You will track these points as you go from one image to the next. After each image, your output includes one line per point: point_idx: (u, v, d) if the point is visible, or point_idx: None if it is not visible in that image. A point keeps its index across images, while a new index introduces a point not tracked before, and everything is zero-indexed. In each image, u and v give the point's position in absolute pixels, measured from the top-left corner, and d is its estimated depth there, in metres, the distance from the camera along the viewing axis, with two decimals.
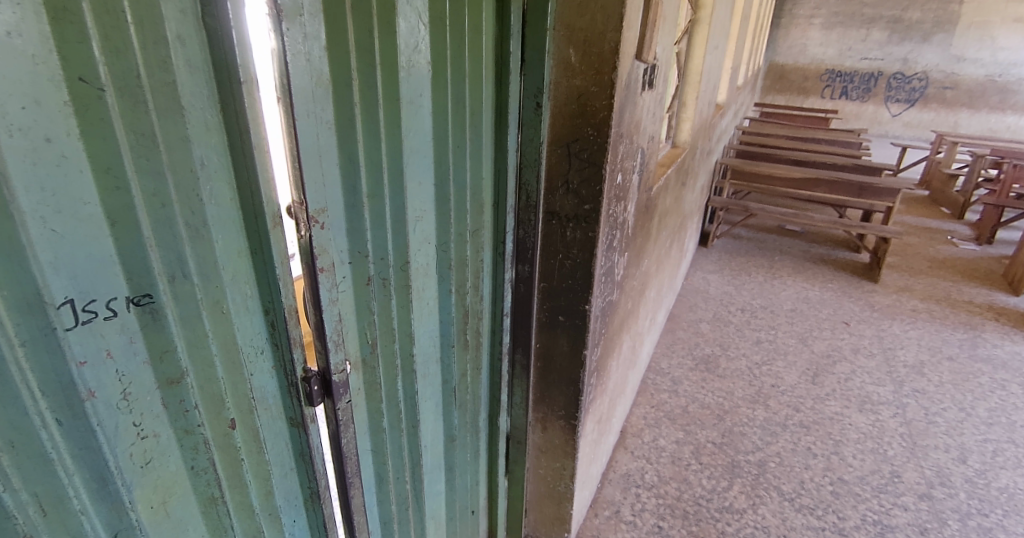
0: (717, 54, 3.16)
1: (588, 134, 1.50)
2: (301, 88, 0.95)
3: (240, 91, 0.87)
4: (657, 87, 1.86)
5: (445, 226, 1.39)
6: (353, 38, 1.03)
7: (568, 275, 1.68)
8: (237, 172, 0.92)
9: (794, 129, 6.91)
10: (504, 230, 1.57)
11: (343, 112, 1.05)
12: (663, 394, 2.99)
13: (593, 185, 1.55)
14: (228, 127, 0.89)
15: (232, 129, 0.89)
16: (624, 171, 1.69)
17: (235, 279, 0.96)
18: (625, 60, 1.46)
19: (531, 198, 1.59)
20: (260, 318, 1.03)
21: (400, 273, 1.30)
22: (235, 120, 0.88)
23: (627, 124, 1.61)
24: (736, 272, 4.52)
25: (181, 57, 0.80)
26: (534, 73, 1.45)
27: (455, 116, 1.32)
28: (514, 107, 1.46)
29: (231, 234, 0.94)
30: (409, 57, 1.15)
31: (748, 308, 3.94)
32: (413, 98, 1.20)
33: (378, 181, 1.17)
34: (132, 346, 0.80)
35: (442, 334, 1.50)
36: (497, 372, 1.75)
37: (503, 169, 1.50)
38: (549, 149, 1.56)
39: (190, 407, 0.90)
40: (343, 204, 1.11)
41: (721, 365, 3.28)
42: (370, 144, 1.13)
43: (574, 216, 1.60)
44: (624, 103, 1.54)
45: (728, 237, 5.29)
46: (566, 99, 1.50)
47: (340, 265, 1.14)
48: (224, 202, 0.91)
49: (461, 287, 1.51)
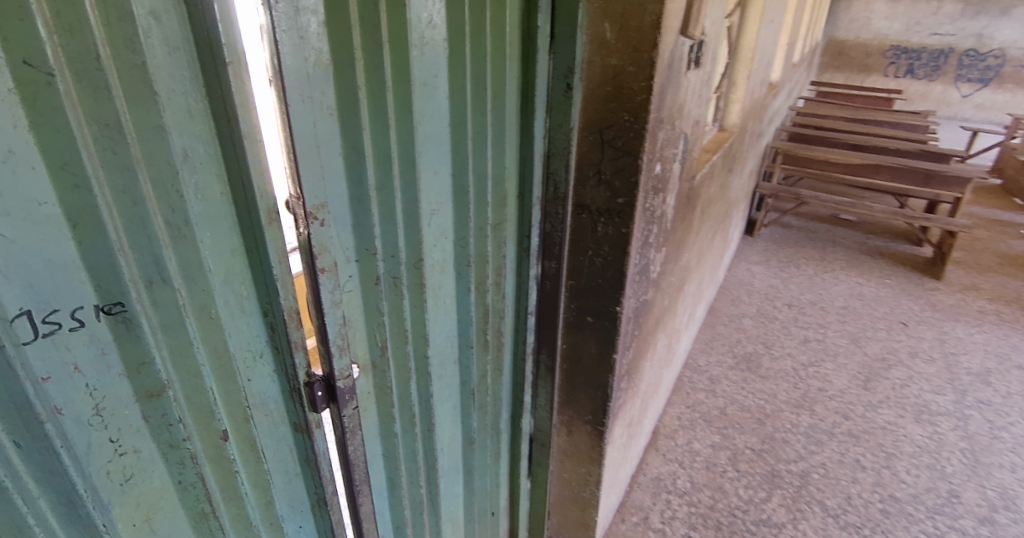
0: (773, 29, 2.92)
1: (624, 120, 1.36)
2: (295, 69, 0.86)
3: (225, 73, 0.78)
4: (705, 66, 1.69)
5: (463, 219, 1.28)
6: (356, 12, 0.92)
7: (598, 273, 1.55)
8: (226, 163, 0.83)
9: (853, 111, 6.48)
10: (529, 224, 1.46)
11: (346, 97, 0.96)
12: (700, 394, 2.84)
13: (628, 176, 1.41)
14: (214, 113, 0.80)
15: (219, 116, 0.80)
16: (664, 161, 1.54)
17: (227, 279, 0.88)
18: (668, 35, 1.30)
19: (559, 190, 1.46)
20: (257, 320, 0.95)
21: (413, 270, 1.20)
22: (221, 106, 0.79)
23: (668, 108, 1.46)
24: (783, 264, 4.27)
25: (155, 35, 0.71)
26: (564, 50, 1.31)
27: (476, 100, 1.20)
28: (543, 88, 1.33)
29: (221, 231, 0.86)
30: (422, 34, 1.04)
31: (796, 303, 3.72)
32: (426, 79, 1.09)
33: (388, 172, 1.07)
34: (104, 358, 0.73)
35: (460, 334, 1.40)
36: (520, 372, 1.65)
37: (529, 157, 1.38)
38: (579, 136, 1.43)
39: (174, 421, 0.83)
40: (347, 197, 1.02)
41: (764, 364, 3.10)
42: (377, 132, 1.03)
43: (607, 210, 1.47)
44: (666, 85, 1.38)
45: (776, 226, 5.00)
46: (600, 81, 1.35)
47: (346, 264, 1.05)
48: (212, 197, 0.83)
49: (482, 285, 1.40)
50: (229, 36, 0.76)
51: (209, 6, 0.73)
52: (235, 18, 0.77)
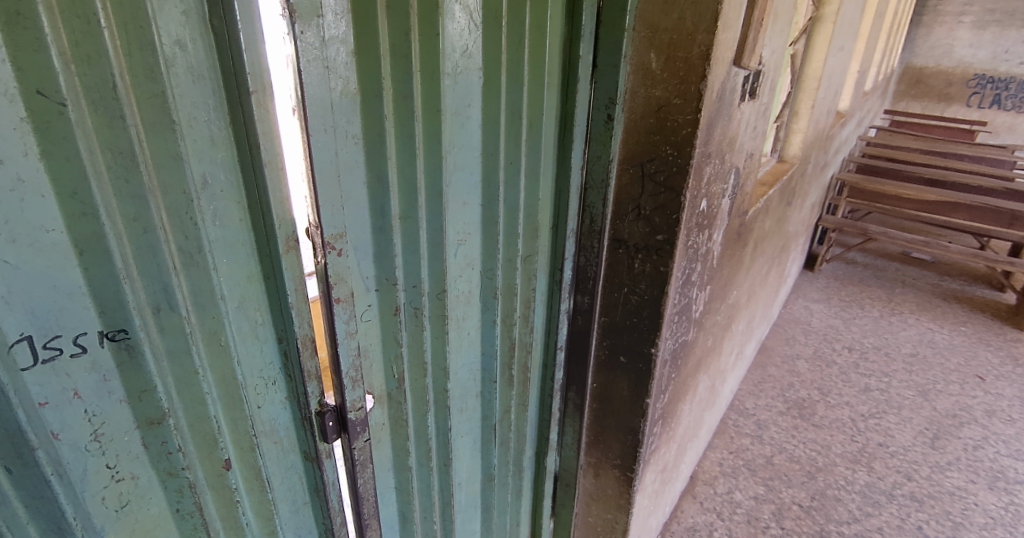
0: (842, 56, 2.75)
1: (667, 154, 1.27)
2: (316, 98, 0.85)
3: (248, 101, 0.77)
4: (761, 96, 1.58)
5: (492, 251, 1.24)
6: (385, 40, 0.90)
7: (633, 311, 1.46)
8: (247, 190, 0.83)
9: (931, 143, 6.06)
10: (562, 257, 1.40)
11: (372, 125, 0.94)
12: (745, 439, 2.67)
13: (669, 213, 1.31)
14: (237, 140, 0.79)
15: (242, 143, 0.80)
16: (710, 196, 1.43)
17: (241, 305, 0.88)
18: (719, 65, 1.21)
19: (595, 223, 1.40)
20: (272, 346, 0.94)
21: (436, 301, 1.17)
22: (244, 133, 0.79)
23: (717, 141, 1.35)
24: (846, 304, 4.01)
25: (179, 64, 0.71)
26: (607, 79, 1.25)
27: (511, 129, 1.16)
28: (582, 117, 1.27)
29: (238, 257, 0.85)
30: (457, 63, 1.02)
31: (857, 347, 3.47)
32: (459, 108, 1.06)
33: (412, 202, 1.04)
34: (106, 385, 0.72)
35: (484, 367, 1.36)
36: (547, 408, 1.59)
37: (564, 188, 1.32)
38: (619, 168, 1.36)
39: (175, 449, 0.82)
40: (369, 226, 1.00)
41: (818, 412, 2.89)
42: (404, 162, 1.00)
43: (645, 247, 1.38)
44: (715, 118, 1.28)
45: (839, 262, 4.72)
46: (643, 111, 1.28)
47: (365, 294, 1.03)
48: (231, 223, 0.82)
49: (508, 317, 1.35)
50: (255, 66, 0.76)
51: (235, 34, 0.72)
52: (262, 45, 0.76)
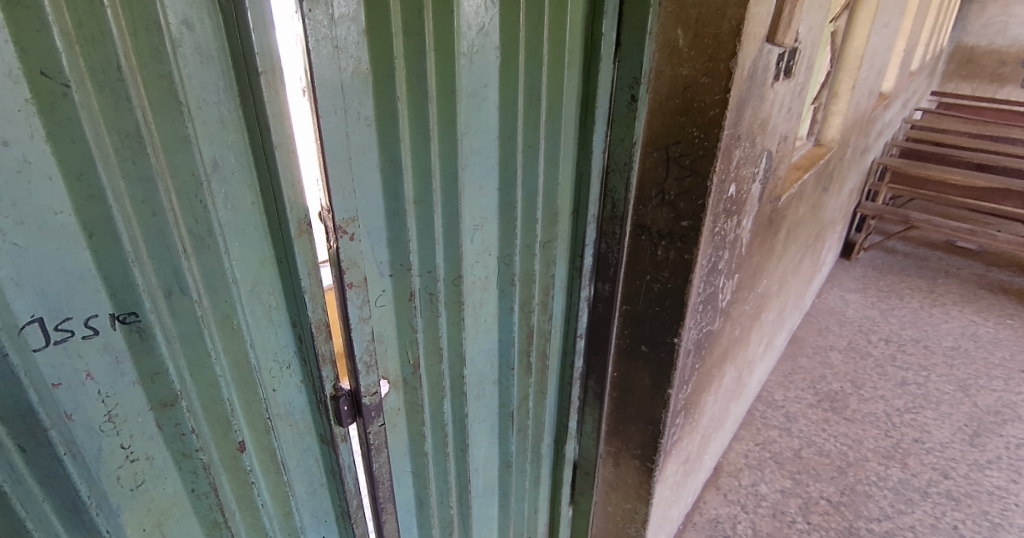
0: (886, 33, 2.61)
1: (693, 137, 1.20)
2: (326, 80, 0.83)
3: (257, 82, 0.76)
4: (797, 76, 1.50)
5: (509, 236, 1.22)
6: (397, 19, 0.88)
7: (655, 300, 1.40)
8: (258, 173, 0.83)
9: (982, 125, 5.74)
10: (583, 244, 1.36)
11: (385, 107, 0.92)
12: (772, 431, 2.61)
13: (694, 198, 1.24)
14: (247, 123, 0.79)
15: (252, 126, 0.79)
16: (739, 181, 1.35)
17: (254, 289, 0.88)
18: (751, 42, 1.13)
19: (617, 208, 1.35)
20: (286, 330, 0.95)
21: (452, 287, 1.16)
22: (254, 116, 0.79)
23: (748, 123, 1.28)
24: (884, 294, 3.85)
25: (186, 44, 0.70)
26: (631, 59, 1.19)
27: (529, 111, 1.13)
28: (605, 99, 1.22)
29: (250, 241, 0.85)
30: (473, 42, 0.99)
31: (894, 339, 3.34)
32: (475, 89, 1.03)
33: (427, 186, 1.02)
34: (118, 367, 0.73)
35: (501, 354, 1.34)
36: (566, 396, 1.57)
37: (585, 173, 1.28)
38: (643, 152, 1.28)
39: (188, 431, 0.83)
40: (382, 211, 0.99)
41: (851, 406, 2.79)
42: (418, 144, 0.98)
43: (668, 233, 1.32)
44: (746, 99, 1.20)
45: (878, 250, 4.54)
46: (669, 92, 1.21)
47: (379, 279, 1.02)
48: (242, 207, 0.83)
49: (527, 304, 1.33)
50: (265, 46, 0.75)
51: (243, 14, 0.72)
52: (271, 25, 0.75)
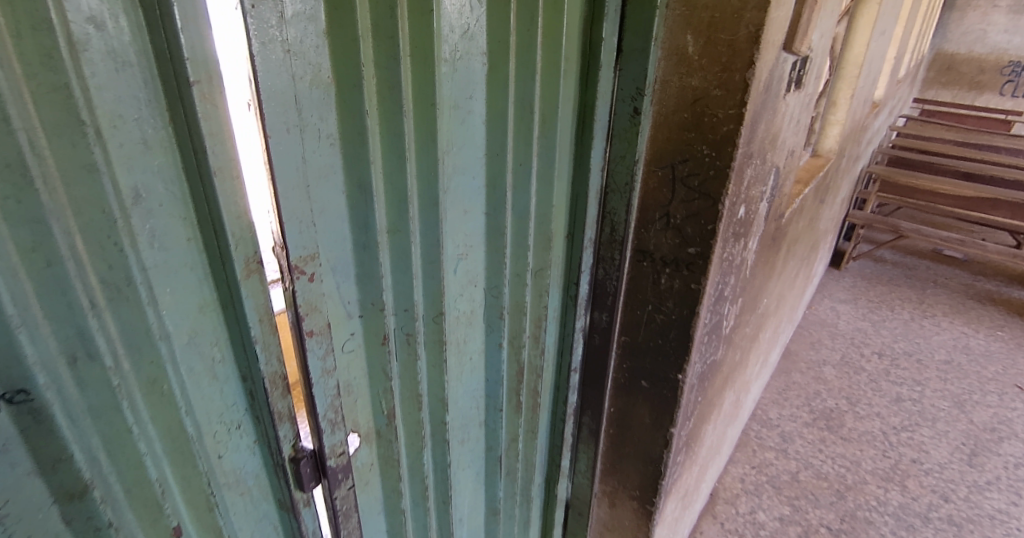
0: (882, 41, 2.53)
1: (702, 155, 1.06)
2: (276, 91, 0.68)
3: (189, 93, 0.62)
4: (807, 85, 1.38)
5: (497, 265, 1.08)
6: (364, 19, 0.73)
7: (657, 332, 1.25)
8: (195, 203, 0.68)
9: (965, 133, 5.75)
10: (578, 270, 1.22)
11: (352, 122, 0.77)
12: (769, 453, 2.51)
13: (703, 222, 1.10)
14: (179, 143, 0.65)
15: (185, 146, 0.65)
16: (748, 201, 1.22)
17: (193, 340, 0.74)
18: (769, 50, 0.99)
19: (616, 232, 1.20)
20: (234, 385, 0.81)
21: (432, 325, 1.02)
22: (187, 134, 0.64)
23: (761, 138, 1.14)
24: (874, 305, 3.79)
25: (95, 47, 0.55)
26: (634, 66, 1.05)
27: (521, 126, 0.99)
28: (604, 110, 1.08)
29: (186, 284, 0.71)
30: (456, 47, 0.85)
31: (887, 353, 3.27)
32: (459, 100, 0.89)
33: (402, 213, 0.88)
34: (6, 457, 0.57)
35: (488, 394, 1.21)
36: (558, 433, 1.44)
37: (582, 193, 1.14)
38: (645, 170, 1.14)
39: (105, 523, 0.68)
40: (350, 242, 0.84)
41: (847, 424, 2.71)
42: (392, 166, 0.84)
43: (673, 260, 1.17)
44: (761, 112, 1.06)
45: (867, 259, 4.50)
46: (677, 103, 1.06)
47: (346, 322, 0.88)
48: (175, 245, 0.68)
49: (516, 339, 1.19)
50: (203, 50, 0.61)
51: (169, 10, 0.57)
52: (206, 23, 0.60)
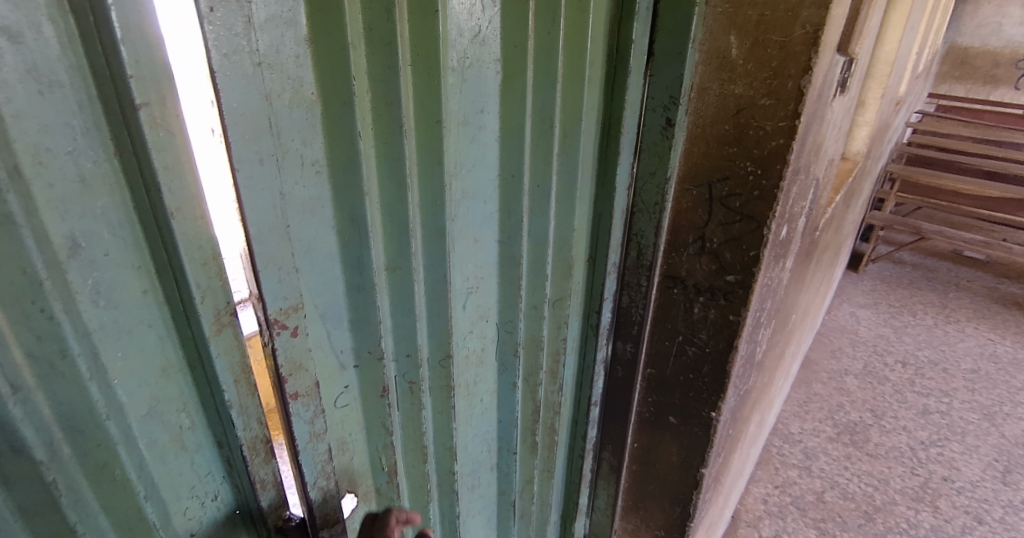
0: (911, 37, 2.39)
1: (745, 172, 0.93)
2: (249, 114, 0.56)
3: (134, 119, 0.49)
4: (850, 88, 1.25)
5: (512, 298, 0.96)
6: (355, 23, 0.61)
7: (689, 366, 1.13)
8: (151, 249, 0.56)
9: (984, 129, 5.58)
10: (600, 297, 1.10)
11: (341, 145, 0.64)
12: (791, 471, 2.39)
13: (743, 247, 0.97)
14: (128, 178, 0.53)
15: (137, 183, 0.53)
16: (790, 222, 1.09)
17: (154, 409, 0.62)
18: (826, 52, 0.86)
19: (643, 256, 1.07)
20: (208, 453, 0.69)
21: (439, 369, 0.89)
22: (138, 170, 0.52)
23: (808, 151, 1.01)
24: (895, 310, 3.66)
25: (9, 67, 0.43)
26: (666, 71, 0.93)
27: (538, 141, 0.86)
28: (632, 121, 0.96)
29: (143, 345, 0.59)
30: (465, 52, 0.72)
31: (912, 361, 3.14)
32: (469, 115, 0.76)
33: (403, 248, 0.75)
34: None
35: (500, 435, 1.09)
36: (576, 470, 1.32)
37: (606, 213, 1.02)
38: (677, 188, 1.01)
39: None
40: (341, 284, 0.72)
41: (873, 439, 2.58)
42: (391, 195, 0.71)
43: (708, 288, 1.04)
44: (812, 122, 0.93)
45: (885, 261, 4.36)
46: (717, 114, 0.93)
47: (339, 374, 0.76)
48: (128, 301, 0.56)
49: (532, 376, 1.07)
50: (153, 65, 0.48)
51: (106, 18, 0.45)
52: (155, 33, 0.48)
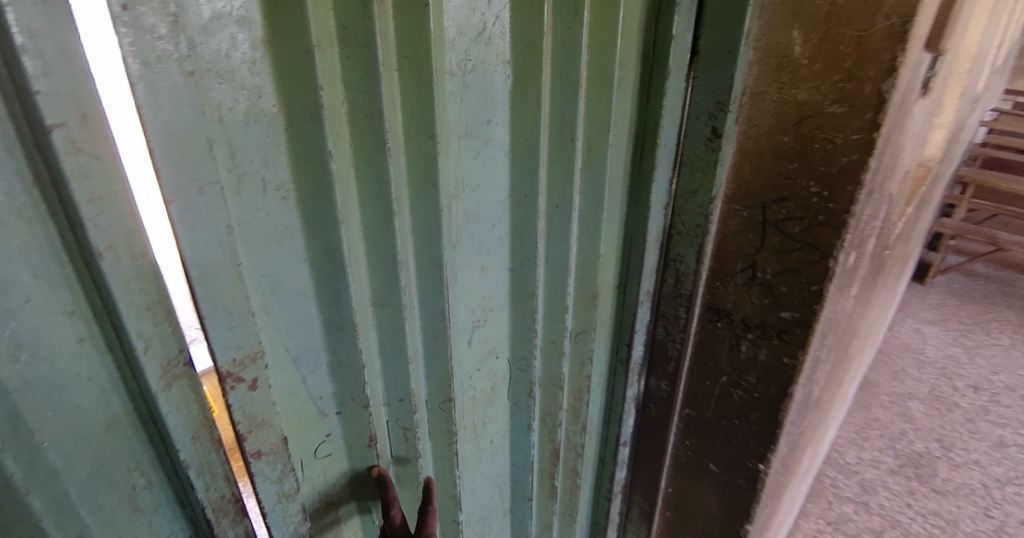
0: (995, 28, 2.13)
1: (808, 193, 0.78)
2: (189, 134, 0.46)
3: (48, 145, 0.40)
4: (933, 89, 1.07)
5: (527, 333, 0.84)
6: (323, 21, 0.51)
7: (734, 411, 0.98)
8: (85, 290, 0.48)
9: None
10: (631, 329, 0.97)
11: (310, 167, 0.54)
12: (846, 506, 2.19)
13: (803, 281, 0.82)
14: (52, 212, 0.44)
15: (60, 219, 0.44)
16: (859, 248, 0.93)
17: (98, 471, 0.53)
18: (915, 47, 0.71)
19: (682, 284, 0.94)
20: (169, 513, 0.60)
21: (439, 413, 0.78)
22: (59, 204, 0.43)
23: (885, 167, 0.85)
24: (967, 327, 3.35)
25: None
26: (712, 72, 0.79)
27: (556, 156, 0.74)
28: (670, 131, 0.83)
29: (80, 401, 0.50)
30: (467, 53, 0.61)
31: (986, 387, 2.85)
32: (473, 127, 0.65)
33: (392, 283, 0.64)
34: None
35: (513, 478, 0.97)
36: (603, 513, 1.19)
37: (638, 236, 0.89)
38: (723, 210, 0.87)
39: None
40: (317, 324, 0.62)
41: (940, 473, 2.34)
42: (376, 223, 0.60)
43: (760, 326, 0.90)
44: (892, 132, 0.77)
45: (956, 273, 4.02)
46: (774, 123, 0.78)
47: (315, 423, 0.67)
48: (58, 352, 0.47)
49: (550, 416, 0.95)
50: (69, 75, 0.39)
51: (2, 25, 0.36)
52: (69, 42, 0.39)
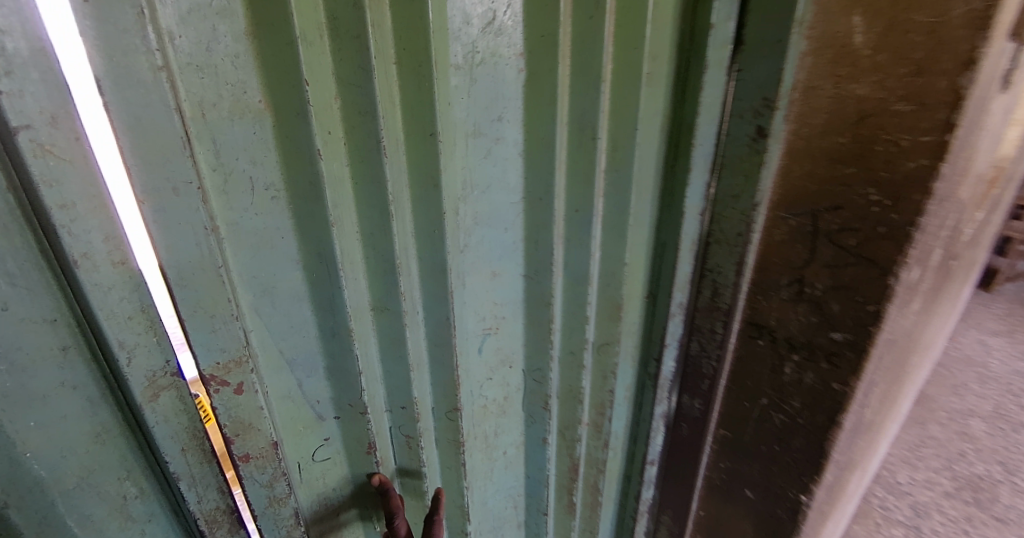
0: None
1: (867, 202, 0.70)
2: (163, 132, 0.44)
3: (14, 150, 0.39)
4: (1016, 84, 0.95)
5: (542, 343, 0.78)
6: (312, 13, 0.47)
7: (775, 436, 0.90)
8: (66, 298, 0.45)
9: None
10: (662, 343, 0.90)
11: (298, 166, 0.51)
12: (896, 529, 2.05)
13: (858, 300, 0.74)
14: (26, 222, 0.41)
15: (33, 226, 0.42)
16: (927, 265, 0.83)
17: (85, 483, 0.50)
18: (1001, 36, 0.61)
19: (720, 297, 0.87)
20: (163, 525, 0.57)
21: (446, 422, 0.73)
22: (26, 210, 0.41)
23: (959, 173, 0.75)
24: None
25: None
26: (757, 64, 0.72)
27: (576, 156, 0.69)
28: (708, 129, 0.76)
29: (63, 411, 0.47)
30: (474, 45, 0.57)
31: None
32: (483, 124, 0.61)
33: (390, 288, 0.60)
34: None
35: (528, 492, 0.92)
36: (627, 531, 1.13)
37: (670, 243, 0.82)
38: (767, 218, 0.79)
39: None
40: (313, 328, 0.59)
41: (1003, 499, 2.17)
42: (372, 225, 0.56)
43: (807, 346, 0.81)
44: (969, 134, 0.68)
45: None
46: (830, 121, 0.70)
47: (310, 428, 0.64)
48: (36, 362, 0.45)
49: (568, 430, 0.89)
50: (32, 71, 0.38)
51: None
52: (31, 40, 0.37)
